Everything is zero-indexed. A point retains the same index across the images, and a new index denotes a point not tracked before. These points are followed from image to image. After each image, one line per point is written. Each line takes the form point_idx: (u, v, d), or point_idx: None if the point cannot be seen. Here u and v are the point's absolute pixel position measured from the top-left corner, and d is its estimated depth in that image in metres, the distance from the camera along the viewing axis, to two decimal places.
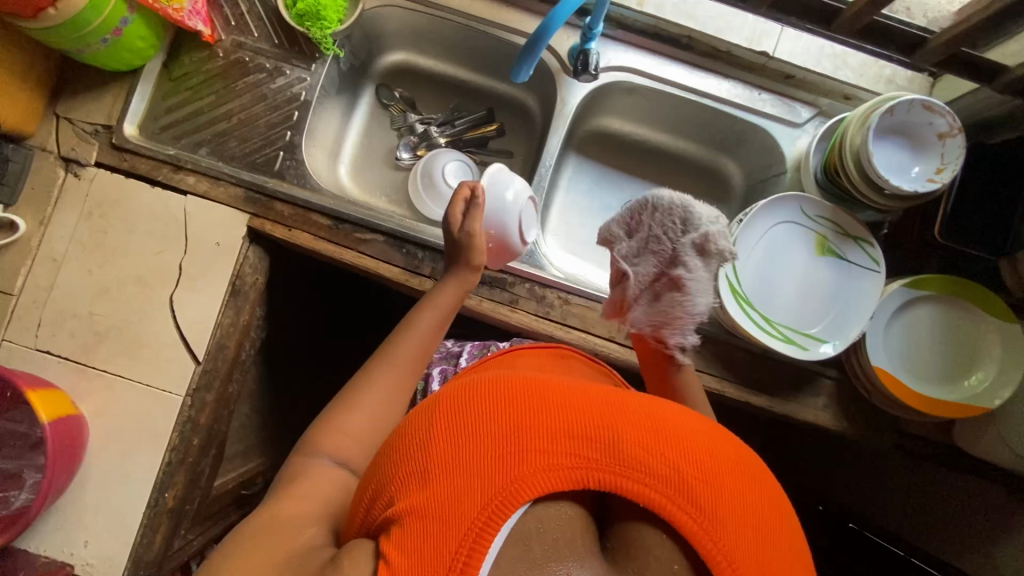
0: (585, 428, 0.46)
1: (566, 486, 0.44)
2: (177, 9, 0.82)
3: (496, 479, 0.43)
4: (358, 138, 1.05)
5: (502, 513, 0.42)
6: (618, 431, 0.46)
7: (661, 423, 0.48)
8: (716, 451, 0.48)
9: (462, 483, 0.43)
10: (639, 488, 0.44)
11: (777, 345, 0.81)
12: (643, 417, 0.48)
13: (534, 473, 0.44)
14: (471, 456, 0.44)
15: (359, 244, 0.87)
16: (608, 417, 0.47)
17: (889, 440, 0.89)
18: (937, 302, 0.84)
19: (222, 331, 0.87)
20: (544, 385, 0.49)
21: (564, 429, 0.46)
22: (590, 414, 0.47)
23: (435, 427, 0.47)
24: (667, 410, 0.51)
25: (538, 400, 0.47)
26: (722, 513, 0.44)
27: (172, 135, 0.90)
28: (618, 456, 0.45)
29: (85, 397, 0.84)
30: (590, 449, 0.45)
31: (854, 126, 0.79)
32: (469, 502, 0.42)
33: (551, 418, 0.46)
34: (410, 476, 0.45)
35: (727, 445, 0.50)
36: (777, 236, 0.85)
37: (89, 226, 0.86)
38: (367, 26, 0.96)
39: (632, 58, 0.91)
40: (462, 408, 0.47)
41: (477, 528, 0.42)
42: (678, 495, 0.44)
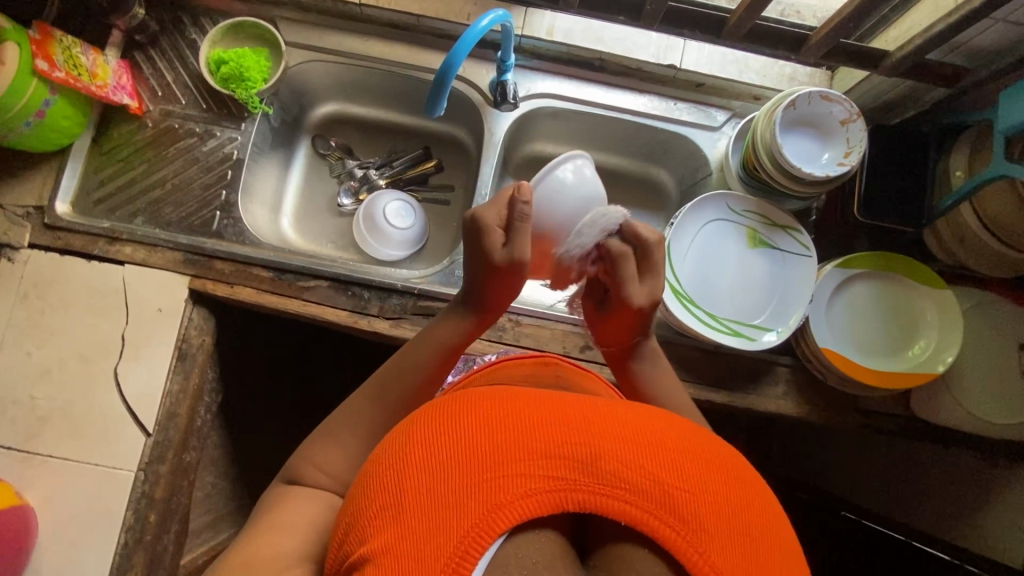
0: (563, 445, 0.41)
1: (542, 510, 0.40)
2: (100, 86, 0.86)
3: (470, 511, 0.38)
4: (299, 190, 1.06)
5: (477, 548, 0.38)
6: (599, 445, 0.41)
7: (648, 431, 0.43)
8: (707, 456, 0.43)
9: (430, 517, 0.38)
10: (625, 506, 0.40)
11: (725, 340, 0.82)
12: (627, 425, 0.43)
13: (509, 501, 0.39)
14: (439, 485, 0.39)
15: (303, 291, 0.87)
16: (590, 431, 0.42)
17: (855, 421, 0.89)
18: (871, 278, 0.86)
19: (172, 399, 0.85)
20: (521, 398, 0.44)
21: (539, 448, 0.41)
22: (567, 427, 0.42)
23: (407, 456, 0.41)
24: (652, 414, 0.46)
25: (510, 416, 0.42)
26: (713, 526, 0.39)
27: (106, 208, 0.90)
28: (598, 472, 0.40)
29: (30, 486, 0.80)
30: (567, 468, 0.40)
31: (762, 122, 0.83)
32: (441, 539, 0.38)
33: (524, 436, 0.41)
34: (379, 514, 0.40)
35: (721, 449, 0.45)
36: (709, 234, 0.88)
37: (25, 310, 0.85)
38: (295, 82, 0.99)
39: (551, 84, 0.96)
40: (432, 430, 0.42)
41: (450, 567, 0.37)
42: (662, 511, 0.39)
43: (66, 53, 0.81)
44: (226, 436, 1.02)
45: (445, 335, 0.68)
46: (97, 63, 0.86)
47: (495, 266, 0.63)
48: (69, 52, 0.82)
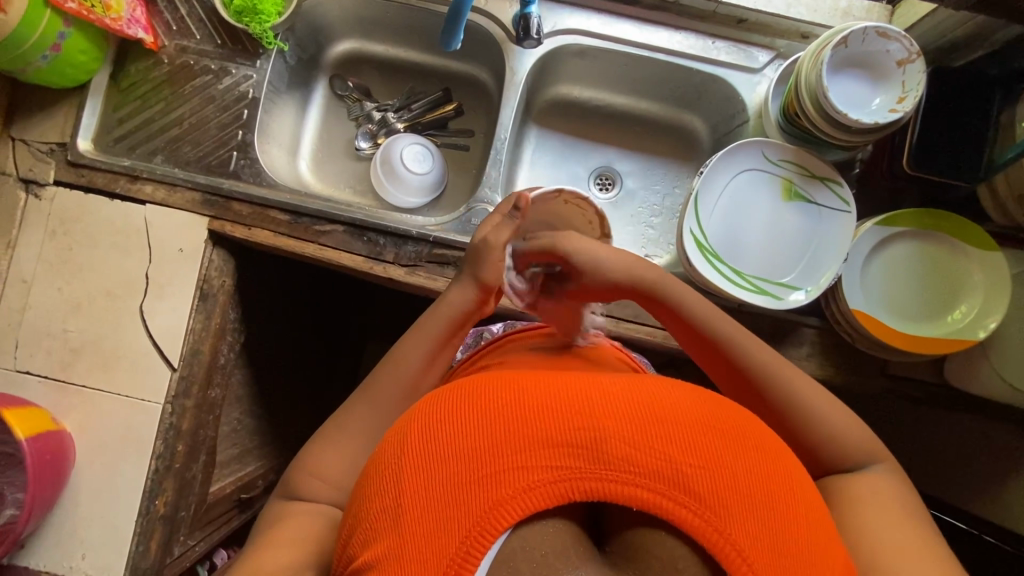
0: (564, 432, 0.43)
1: (550, 499, 0.42)
2: (115, 18, 0.83)
3: (473, 507, 0.41)
4: (317, 132, 1.04)
5: (487, 538, 0.40)
6: (605, 427, 0.43)
7: (653, 411, 0.44)
8: (721, 430, 0.44)
9: (435, 516, 0.41)
10: (635, 489, 0.41)
11: (749, 297, 0.78)
12: (633, 408, 0.44)
13: (513, 492, 0.41)
14: (441, 482, 0.42)
15: (319, 236, 0.87)
16: (591, 416, 0.43)
17: (880, 386, 0.85)
18: (913, 237, 0.80)
19: (195, 336, 0.87)
20: (519, 387, 0.46)
21: (541, 436, 0.43)
22: (566, 415, 0.43)
23: (405, 456, 0.44)
24: (659, 390, 0.47)
25: (509, 405, 0.44)
26: (728, 503, 0.40)
27: (126, 146, 0.90)
28: (605, 457, 0.42)
29: (68, 413, 0.85)
30: (573, 455, 0.42)
31: (808, 63, 0.76)
32: (447, 536, 0.41)
33: (525, 424, 0.43)
34: (384, 517, 0.43)
35: (738, 421, 0.46)
36: (740, 186, 0.82)
37: (54, 246, 0.87)
38: (310, 17, 0.95)
39: (578, 18, 0.89)
40: (431, 425, 0.45)
41: (461, 559, 0.40)
42: (675, 491, 0.41)
43: None
44: (250, 375, 1.06)
45: (443, 313, 0.71)
46: None
47: (484, 282, 0.71)
48: None
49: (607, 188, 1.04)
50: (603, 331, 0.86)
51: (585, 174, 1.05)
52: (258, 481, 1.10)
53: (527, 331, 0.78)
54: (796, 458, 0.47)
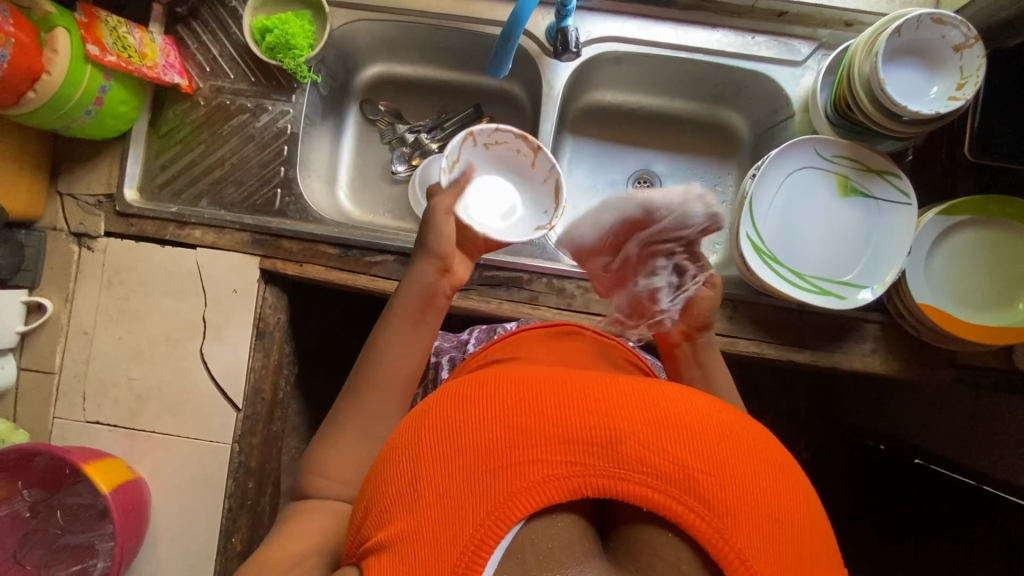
0: (580, 431, 0.43)
1: (561, 495, 0.41)
2: (151, 66, 0.84)
3: (485, 497, 0.41)
4: (352, 159, 1.04)
5: (496, 531, 0.40)
6: (619, 428, 0.43)
7: (669, 412, 0.44)
8: (736, 440, 0.43)
9: (446, 503, 0.41)
10: (645, 490, 0.41)
11: (813, 300, 0.77)
12: (651, 408, 0.44)
13: (527, 487, 0.41)
14: (455, 471, 0.42)
15: (370, 267, 0.87)
16: (607, 414, 0.43)
17: (946, 376, 0.84)
18: (979, 224, 0.78)
19: (256, 375, 0.88)
20: (538, 384, 0.46)
21: (557, 433, 0.43)
22: (583, 412, 0.43)
23: (424, 442, 0.44)
24: (678, 394, 0.46)
25: (529, 401, 0.44)
26: (736, 510, 0.40)
27: (171, 192, 0.90)
28: (618, 457, 0.42)
29: (141, 459, 0.87)
30: (585, 453, 0.42)
31: (861, 54, 0.74)
32: (455, 525, 0.40)
33: (540, 423, 0.43)
34: (398, 501, 0.43)
35: (753, 433, 0.45)
36: (794, 184, 0.81)
37: (111, 296, 0.88)
38: (340, 46, 0.95)
39: (613, 25, 0.87)
40: (450, 415, 0.45)
41: (467, 551, 0.40)
42: (684, 493, 0.41)
43: (114, 34, 0.80)
44: (305, 404, 1.07)
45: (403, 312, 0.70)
46: (144, 41, 0.84)
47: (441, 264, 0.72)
48: (117, 33, 0.80)
49: None
50: None
51: (623, 179, 1.04)
52: None
53: (534, 326, 0.76)
54: (803, 472, 0.46)
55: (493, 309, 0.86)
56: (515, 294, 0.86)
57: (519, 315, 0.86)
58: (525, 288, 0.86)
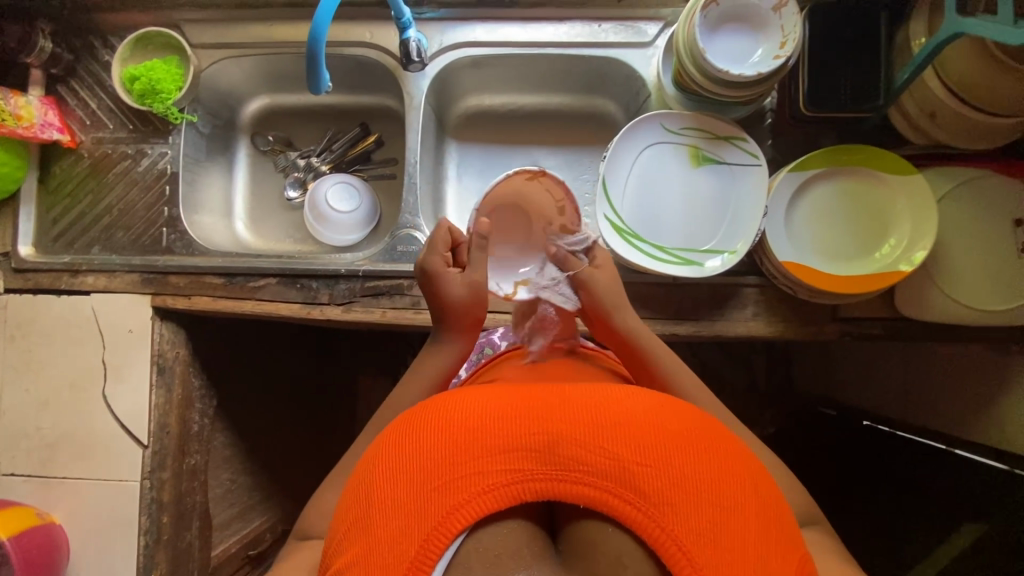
0: (520, 439, 0.46)
1: (506, 502, 0.44)
2: (27, 126, 0.88)
3: (432, 513, 0.43)
4: (248, 191, 1.07)
5: (445, 543, 0.43)
6: (557, 431, 0.46)
7: (604, 413, 0.47)
8: (670, 433, 0.47)
9: (397, 520, 0.44)
10: (585, 487, 0.44)
11: (673, 271, 0.78)
12: (586, 409, 0.47)
13: (471, 498, 0.44)
14: (404, 490, 0.45)
15: (255, 292, 0.89)
16: (545, 421, 0.46)
17: (833, 332, 0.84)
18: (830, 177, 0.79)
19: (160, 410, 0.90)
20: (481, 399, 0.49)
21: (499, 443, 0.46)
22: (523, 421, 0.47)
23: (377, 468, 0.47)
24: (616, 394, 0.50)
25: (473, 418, 0.47)
26: (670, 498, 0.43)
27: (65, 243, 0.94)
28: (556, 459, 0.45)
29: (56, 505, 0.89)
30: (528, 459, 0.45)
31: (683, 26, 0.76)
32: (406, 542, 0.43)
33: (485, 436, 0.46)
34: (355, 527, 0.46)
35: (687, 424, 0.49)
36: (649, 161, 0.82)
37: (15, 350, 0.91)
38: (215, 85, 0.98)
39: (464, 31, 0.90)
40: (401, 439, 0.48)
41: (417, 566, 0.42)
42: (621, 487, 0.44)
43: None
44: (235, 435, 1.09)
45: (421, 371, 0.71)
46: (20, 105, 0.88)
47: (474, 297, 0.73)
48: None
49: None
50: None
51: None
52: (262, 536, 1.14)
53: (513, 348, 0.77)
54: (744, 456, 0.50)
55: (379, 319, 0.87)
56: (397, 300, 0.87)
57: (404, 322, 0.87)
58: (406, 294, 0.87)
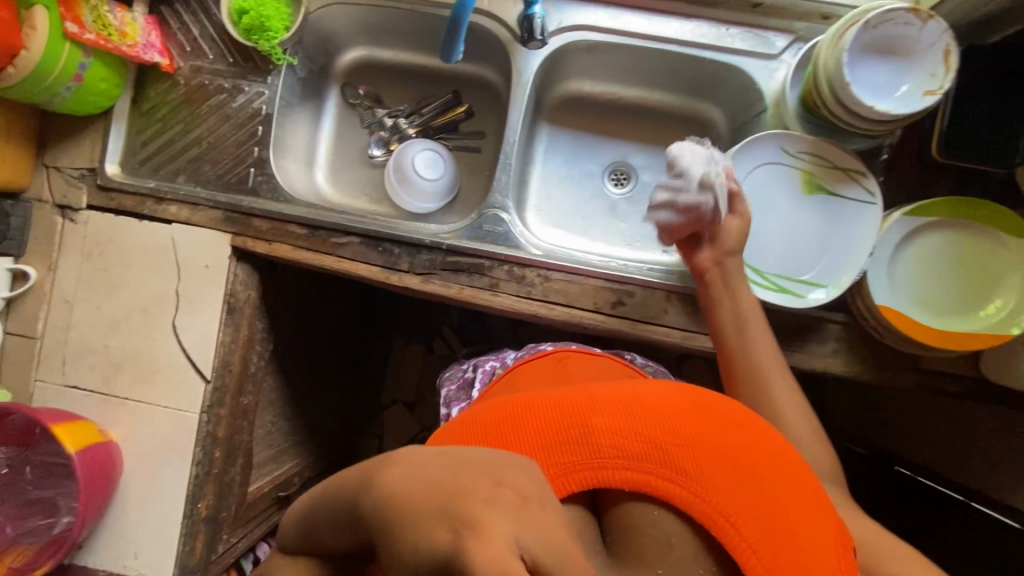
0: (553, 429, 0.45)
1: None
2: (131, 45, 0.86)
3: None
4: (331, 142, 1.05)
5: None
6: (585, 422, 0.45)
7: (632, 402, 0.47)
8: (700, 411, 0.47)
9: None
10: (627, 475, 0.43)
11: (768, 297, 0.76)
12: (614, 405, 0.47)
13: None
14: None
15: (336, 248, 0.88)
16: (577, 412, 0.46)
17: (909, 381, 0.83)
18: (946, 227, 0.76)
19: (225, 348, 0.91)
20: (511, 407, 0.49)
21: (533, 437, 0.45)
22: (555, 415, 0.46)
23: None
24: (642, 389, 0.50)
25: (500, 425, 0.47)
26: (716, 478, 0.42)
27: (150, 168, 0.93)
28: (592, 448, 0.44)
29: (114, 423, 0.91)
30: (558, 452, 0.44)
31: (826, 49, 0.72)
32: None
33: (510, 437, 0.45)
34: None
35: (712, 404, 0.49)
36: (760, 180, 0.79)
37: (91, 266, 0.92)
38: (318, 29, 0.96)
39: (585, 13, 0.87)
40: None
41: None
42: (662, 469, 0.43)
43: (94, 12, 0.82)
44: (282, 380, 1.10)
45: None
46: (126, 20, 0.86)
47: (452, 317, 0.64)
48: (97, 11, 0.82)
49: (621, 183, 1.04)
50: (620, 333, 0.85)
51: (599, 170, 1.04)
52: (295, 479, 1.16)
53: (525, 361, 0.81)
54: (784, 441, 0.48)
55: (455, 295, 0.86)
56: (476, 280, 0.86)
57: (479, 302, 0.86)
58: (486, 275, 0.86)
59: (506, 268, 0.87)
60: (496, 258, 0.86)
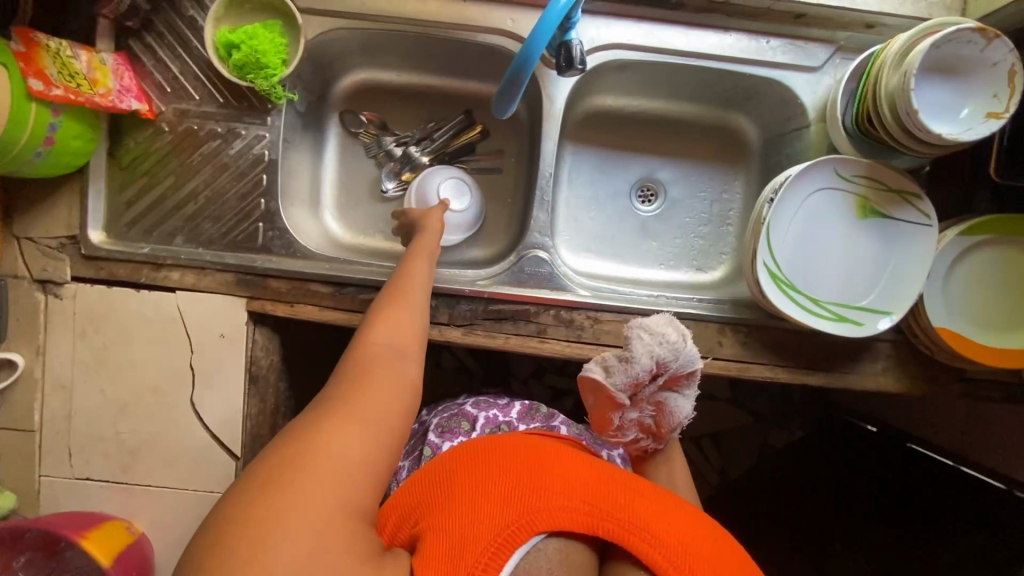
0: (603, 490, 0.56)
1: (577, 526, 0.53)
2: (103, 93, 0.75)
3: (517, 510, 0.52)
4: (336, 177, 0.96)
5: (521, 536, 0.51)
6: (629, 498, 0.56)
7: (667, 506, 0.57)
8: (714, 538, 0.56)
9: (477, 512, 0.52)
10: (642, 546, 0.52)
11: (829, 328, 0.75)
12: (653, 499, 0.57)
13: (551, 512, 0.53)
14: (490, 495, 0.53)
15: (366, 305, 0.81)
16: (625, 488, 0.57)
17: (956, 392, 0.84)
18: (997, 244, 0.76)
19: (252, 421, 0.84)
20: (573, 454, 0.60)
21: (587, 492, 0.55)
22: (608, 481, 0.57)
23: (471, 460, 0.58)
24: (674, 499, 0.59)
25: (562, 470, 0.57)
26: (699, 574, 0.52)
27: (141, 229, 0.83)
28: (628, 513, 0.54)
29: (138, 514, 0.83)
30: (602, 504, 0.54)
31: (890, 68, 0.69)
32: (489, 524, 0.51)
33: (568, 477, 0.56)
34: (438, 513, 0.53)
35: (721, 540, 0.58)
36: (813, 206, 0.77)
37: (86, 346, 0.82)
38: (316, 56, 0.86)
39: (617, 30, 0.80)
40: (489, 461, 0.57)
41: (487, 552, 0.50)
42: (675, 558, 0.52)
43: (57, 61, 0.70)
44: None
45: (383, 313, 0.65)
46: (93, 64, 0.74)
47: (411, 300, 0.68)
48: (61, 59, 0.70)
49: (650, 201, 0.98)
50: None
51: (627, 188, 0.98)
52: None
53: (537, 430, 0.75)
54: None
55: (501, 346, 0.81)
56: (522, 327, 0.81)
57: (527, 350, 0.81)
58: (532, 321, 0.81)
59: (552, 313, 0.82)
60: (542, 304, 0.82)
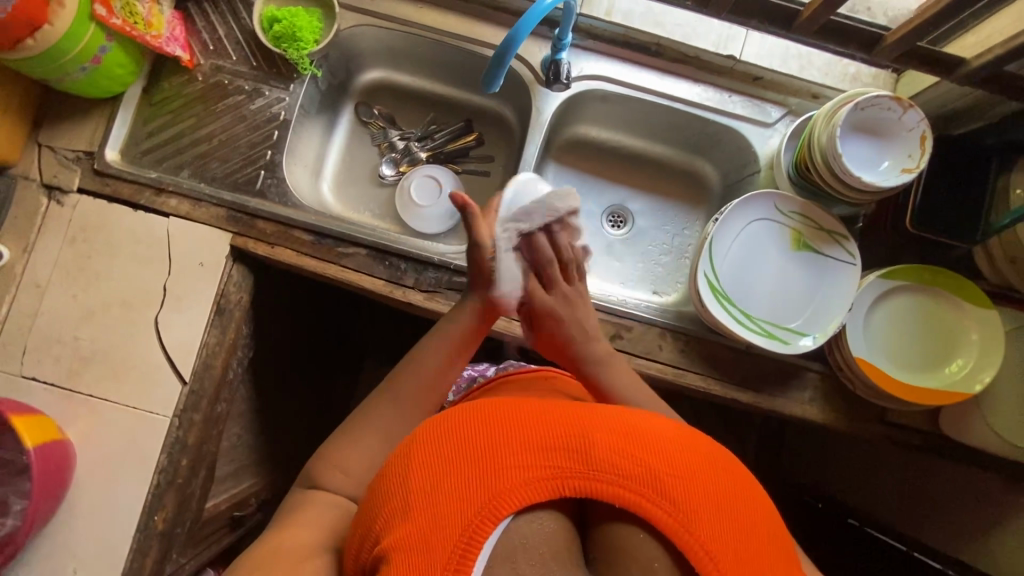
0: (559, 437, 0.46)
1: (539, 494, 0.45)
2: (154, 35, 0.85)
3: (476, 498, 0.44)
4: (339, 156, 1.06)
5: (488, 524, 0.43)
6: (589, 437, 0.46)
7: (636, 430, 0.48)
8: (695, 451, 0.48)
9: (435, 505, 0.44)
10: (620, 493, 0.45)
11: (758, 341, 0.81)
12: (615, 424, 0.48)
13: (510, 487, 0.44)
14: (439, 487, 0.44)
15: (341, 257, 0.88)
16: (581, 426, 0.47)
17: (878, 433, 0.87)
18: (912, 290, 0.85)
19: (207, 350, 0.87)
20: (519, 402, 0.50)
21: (540, 440, 0.46)
22: (564, 421, 0.48)
23: (410, 450, 0.48)
24: (641, 415, 0.51)
25: (507, 424, 0.47)
26: (688, 505, 0.44)
27: (153, 159, 0.91)
28: (591, 461, 0.45)
29: (72, 422, 0.83)
30: (559, 456, 0.46)
31: (821, 124, 0.81)
32: (449, 526, 0.43)
33: (514, 428, 0.47)
34: (395, 511, 0.45)
35: (703, 443, 0.50)
36: (753, 234, 0.86)
37: (72, 252, 0.87)
38: (345, 46, 0.98)
39: (602, 66, 0.94)
40: (429, 440, 0.48)
41: (457, 554, 0.42)
42: (654, 495, 0.44)
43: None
44: (254, 391, 1.05)
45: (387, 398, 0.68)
46: (153, 12, 0.86)
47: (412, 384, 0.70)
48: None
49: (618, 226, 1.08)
50: None
51: (598, 211, 1.09)
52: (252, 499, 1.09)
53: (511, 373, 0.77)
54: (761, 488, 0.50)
55: None
56: None
57: None
58: None
59: None
60: None
